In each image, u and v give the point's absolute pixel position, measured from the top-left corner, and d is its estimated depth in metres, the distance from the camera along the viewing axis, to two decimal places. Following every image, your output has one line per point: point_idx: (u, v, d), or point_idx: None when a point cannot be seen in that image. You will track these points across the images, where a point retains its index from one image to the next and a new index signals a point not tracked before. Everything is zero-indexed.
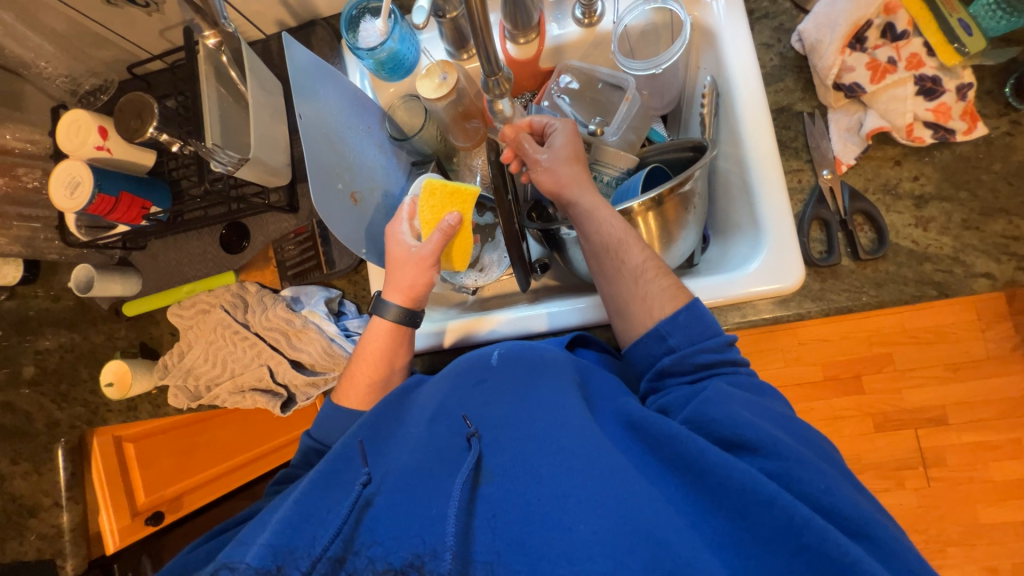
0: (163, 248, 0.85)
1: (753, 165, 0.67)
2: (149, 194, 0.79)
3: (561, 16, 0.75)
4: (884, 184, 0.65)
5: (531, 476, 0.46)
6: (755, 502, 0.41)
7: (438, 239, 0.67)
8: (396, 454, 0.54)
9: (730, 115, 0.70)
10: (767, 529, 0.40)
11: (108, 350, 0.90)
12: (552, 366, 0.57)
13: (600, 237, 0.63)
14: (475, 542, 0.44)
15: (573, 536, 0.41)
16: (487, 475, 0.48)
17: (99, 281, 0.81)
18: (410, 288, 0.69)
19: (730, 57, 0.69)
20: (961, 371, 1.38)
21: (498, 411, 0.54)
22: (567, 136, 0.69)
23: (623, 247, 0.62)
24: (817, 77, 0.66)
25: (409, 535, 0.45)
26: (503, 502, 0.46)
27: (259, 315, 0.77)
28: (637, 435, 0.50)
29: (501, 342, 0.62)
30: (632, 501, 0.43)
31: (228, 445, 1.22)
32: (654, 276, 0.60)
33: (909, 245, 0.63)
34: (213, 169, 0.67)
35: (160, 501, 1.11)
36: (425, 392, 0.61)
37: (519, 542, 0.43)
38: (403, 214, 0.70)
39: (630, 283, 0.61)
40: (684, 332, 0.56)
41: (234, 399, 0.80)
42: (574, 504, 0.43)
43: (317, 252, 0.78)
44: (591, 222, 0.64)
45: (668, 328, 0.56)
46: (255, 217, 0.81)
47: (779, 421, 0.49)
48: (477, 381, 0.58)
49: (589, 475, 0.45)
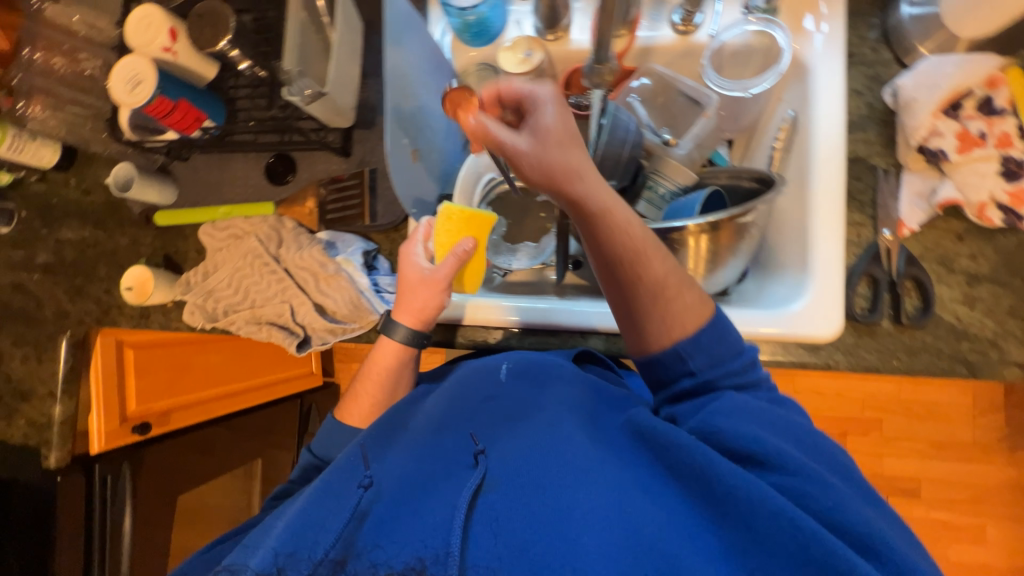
0: (207, 163, 0.84)
1: (817, 209, 0.67)
2: (206, 106, 0.77)
3: (657, 18, 0.74)
4: (941, 255, 0.65)
5: (536, 486, 0.46)
6: (763, 515, 0.42)
7: (452, 263, 0.66)
8: (399, 459, 0.56)
9: (804, 155, 0.69)
10: (772, 545, 0.41)
11: (130, 254, 0.89)
12: (558, 384, 0.60)
13: (614, 248, 0.52)
14: (475, 546, 0.43)
15: (579, 547, 0.41)
16: (490, 484, 0.48)
17: (138, 184, 0.80)
18: (421, 312, 0.69)
19: (820, 98, 0.68)
20: (945, 452, 1.40)
21: (503, 426, 0.55)
22: (557, 109, 0.52)
23: (640, 260, 0.52)
24: (902, 135, 0.65)
25: (410, 539, 0.45)
26: (507, 505, 0.45)
27: (293, 253, 0.76)
28: (642, 443, 0.51)
29: (510, 357, 0.67)
30: (632, 508, 0.44)
31: (220, 372, 1.25)
32: (676, 292, 0.53)
33: (950, 319, 0.64)
34: (284, 97, 0.65)
35: (149, 412, 1.09)
36: (431, 402, 0.65)
37: (522, 550, 0.42)
38: (417, 236, 0.69)
39: (651, 300, 0.53)
40: (706, 354, 0.53)
41: (249, 329, 0.80)
42: (576, 514, 0.43)
43: (364, 202, 0.78)
44: (606, 230, 0.51)
45: (690, 350, 0.53)
46: (304, 153, 0.81)
47: (791, 438, 0.50)
48: (484, 396, 0.62)
49: (592, 488, 0.45)
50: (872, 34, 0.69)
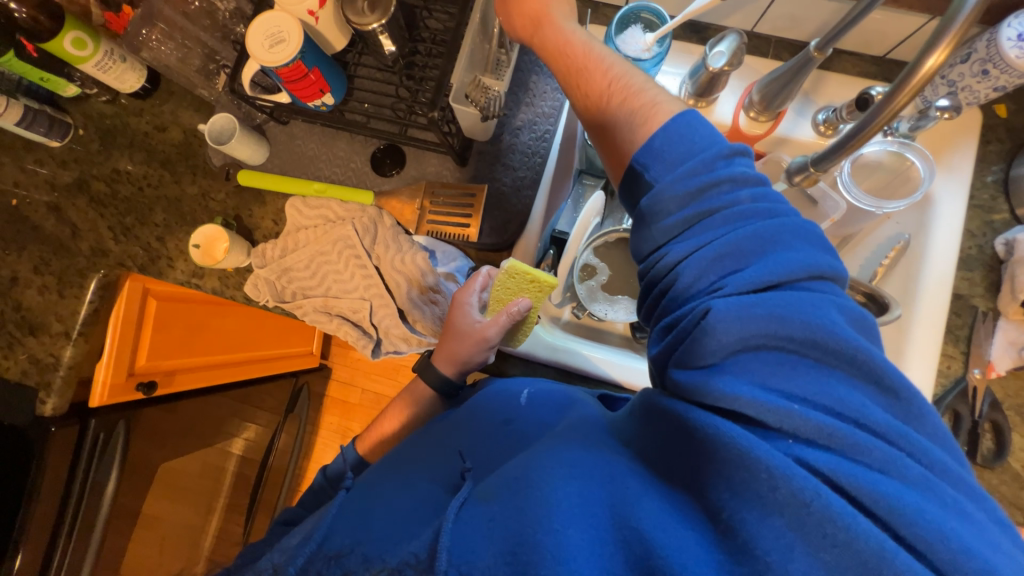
0: (306, 134, 0.80)
1: (918, 335, 0.69)
2: (331, 78, 0.73)
3: (801, 113, 0.75)
4: (1019, 403, 0.68)
5: (519, 481, 0.41)
6: (781, 492, 0.33)
7: (502, 321, 0.62)
8: (406, 482, 0.54)
9: (910, 279, 0.72)
10: (801, 522, 0.32)
11: (196, 206, 0.82)
12: (574, 405, 0.57)
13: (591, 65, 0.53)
14: (456, 541, 0.39)
15: (568, 534, 0.36)
16: (478, 493, 0.44)
17: (237, 141, 0.74)
18: (462, 362, 0.67)
19: (940, 229, 0.71)
20: None
21: (496, 450, 0.54)
22: None
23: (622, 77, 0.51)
24: (1009, 284, 0.68)
25: (400, 545, 0.42)
26: (494, 502, 0.41)
27: (393, 254, 0.73)
28: (644, 426, 0.43)
29: (531, 384, 0.65)
30: (624, 498, 0.38)
31: (234, 338, 1.16)
32: (627, 96, 0.49)
33: (1018, 467, 0.67)
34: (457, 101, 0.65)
35: (157, 370, 0.98)
36: (448, 425, 0.63)
37: (509, 552, 0.37)
38: (474, 285, 0.67)
39: (631, 114, 0.48)
40: (669, 156, 0.44)
41: (318, 317, 0.75)
42: (558, 503, 0.38)
43: (474, 216, 0.74)
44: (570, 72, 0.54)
45: (649, 160, 0.45)
46: (417, 151, 0.78)
47: (834, 368, 0.36)
48: (502, 419, 0.59)
49: (580, 479, 0.40)
50: (991, 178, 0.73)
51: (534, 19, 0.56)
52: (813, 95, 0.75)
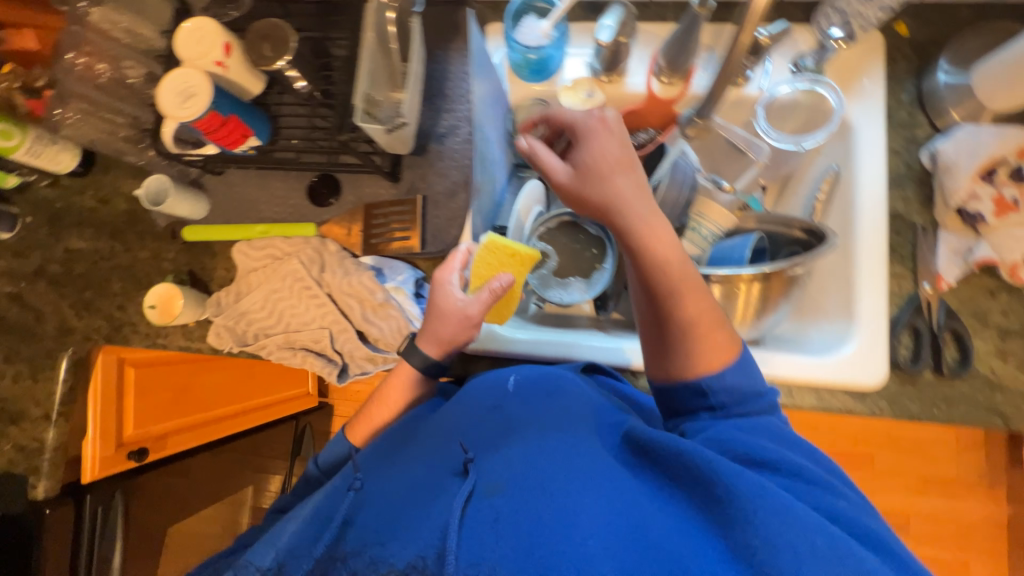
0: (242, 180, 0.82)
1: (862, 261, 0.70)
2: (252, 122, 0.74)
3: (710, 69, 0.76)
4: (975, 309, 0.69)
5: (541, 489, 0.47)
6: (772, 513, 0.42)
7: (485, 297, 0.65)
8: (397, 472, 0.57)
9: (846, 208, 0.73)
10: (782, 540, 0.41)
11: (150, 269, 0.84)
12: (566, 394, 0.61)
13: (664, 279, 0.57)
14: (473, 542, 0.43)
15: (587, 544, 0.42)
16: (493, 489, 0.48)
17: (172, 199, 0.76)
18: (447, 342, 0.68)
19: (863, 155, 0.72)
20: (928, 487, 1.61)
21: (493, 437, 0.56)
22: (605, 134, 0.59)
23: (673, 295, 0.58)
24: (940, 195, 0.69)
25: (415, 537, 0.47)
26: (507, 509, 0.46)
27: (340, 278, 0.73)
28: (642, 455, 0.53)
29: (518, 370, 0.68)
30: (638, 516, 0.45)
31: (225, 391, 1.17)
32: (706, 331, 0.58)
33: (986, 371, 0.67)
34: (358, 123, 0.64)
35: (146, 437, 1.01)
36: (434, 418, 0.64)
37: (526, 551, 0.42)
38: (455, 263, 0.69)
39: (698, 334, 0.58)
40: (733, 390, 0.57)
41: (282, 354, 0.77)
42: (580, 519, 0.44)
43: (414, 228, 0.76)
44: (635, 244, 0.58)
45: (713, 385, 0.57)
46: (350, 175, 0.80)
47: (784, 441, 0.54)
48: (492, 404, 0.62)
49: (596, 496, 0.46)
50: (906, 97, 0.74)
51: (601, 208, 0.59)
52: (717, 50, 0.76)
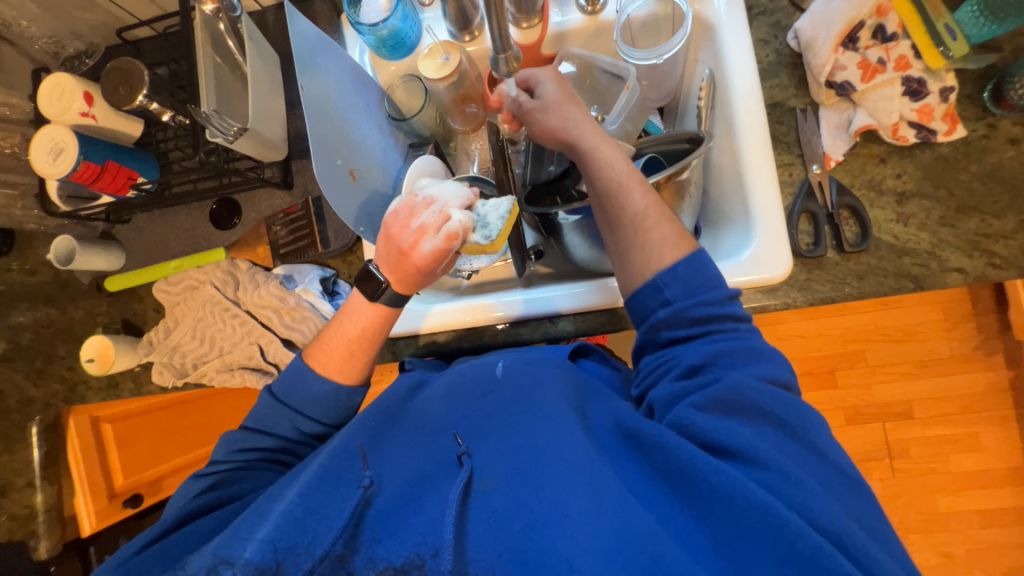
0: (149, 223, 0.84)
1: (747, 158, 0.69)
2: (136, 164, 0.76)
3: (565, 3, 0.76)
4: (869, 181, 0.68)
5: (534, 487, 0.48)
6: (749, 509, 0.44)
7: (444, 267, 0.59)
8: (396, 457, 0.55)
9: (727, 109, 0.72)
10: (753, 532, 0.43)
11: (88, 326, 0.86)
12: (553, 377, 0.60)
13: (603, 180, 0.61)
14: (470, 541, 0.47)
15: (570, 539, 0.44)
16: (483, 485, 0.50)
17: (82, 254, 0.78)
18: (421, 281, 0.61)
19: (730, 51, 0.71)
20: (927, 368, 1.60)
21: (489, 427, 0.55)
22: (556, 82, 0.67)
23: (624, 190, 0.59)
24: (811, 74, 0.68)
25: (412, 533, 0.48)
26: (505, 507, 0.48)
27: (251, 292, 0.75)
28: (635, 447, 0.52)
29: (506, 355, 0.65)
30: (630, 515, 0.46)
31: (209, 428, 1.21)
32: (655, 223, 0.58)
33: (889, 239, 0.67)
34: (210, 138, 0.64)
35: (140, 483, 1.06)
36: (425, 398, 0.62)
37: (520, 551, 0.45)
38: (450, 237, 0.53)
39: (630, 231, 0.59)
40: (682, 283, 0.55)
41: (222, 377, 0.79)
42: (572, 513, 0.46)
43: (312, 230, 0.78)
44: (593, 164, 0.61)
45: (667, 279, 0.56)
46: (246, 193, 0.81)
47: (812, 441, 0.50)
48: (480, 392, 0.60)
49: (589, 492, 0.47)
50: None
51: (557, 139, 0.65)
52: None
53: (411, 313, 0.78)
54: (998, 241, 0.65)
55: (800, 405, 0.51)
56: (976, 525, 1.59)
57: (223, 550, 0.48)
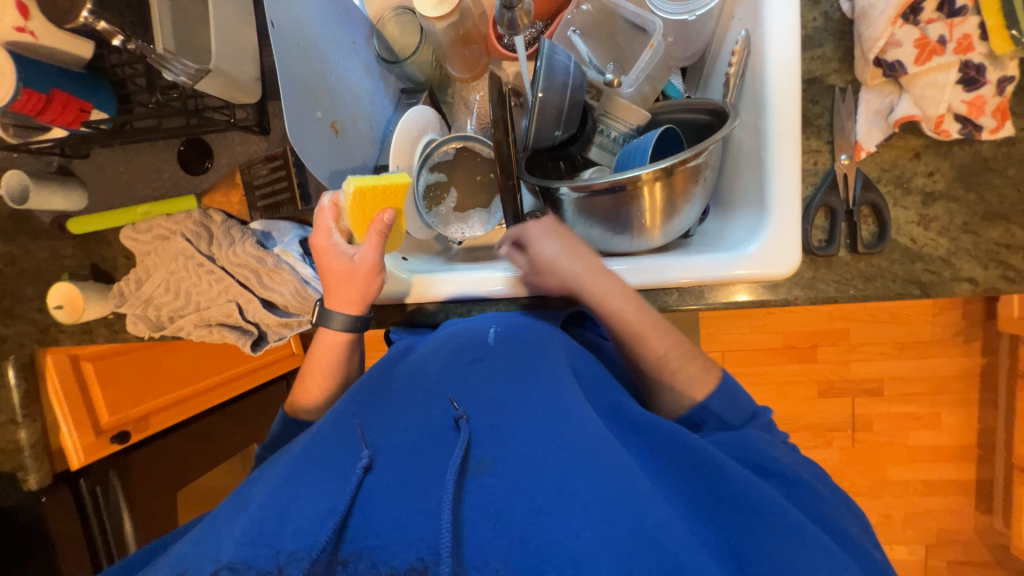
0: (111, 161, 0.76)
1: (772, 142, 0.63)
2: (89, 94, 0.67)
3: None
4: (898, 175, 0.63)
5: (533, 469, 0.43)
6: (768, 511, 0.42)
7: (375, 239, 0.62)
8: (389, 428, 0.50)
9: (757, 80, 0.64)
10: (783, 539, 0.41)
11: (54, 268, 0.81)
12: (545, 353, 0.59)
13: (621, 332, 0.62)
14: (470, 538, 0.39)
15: (582, 538, 0.38)
16: (483, 464, 0.44)
17: (36, 192, 0.71)
18: (362, 298, 0.67)
19: (773, 8, 0.61)
20: (905, 350, 1.64)
21: (487, 396, 0.52)
22: (551, 236, 0.67)
23: (642, 338, 0.61)
24: (859, 48, 0.60)
25: (409, 531, 0.40)
26: (505, 492, 0.41)
27: (226, 249, 0.70)
28: (637, 433, 0.50)
29: (498, 320, 0.66)
30: (644, 506, 0.40)
31: (193, 368, 1.23)
32: (679, 364, 0.61)
33: (905, 242, 0.63)
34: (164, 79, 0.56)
35: (126, 420, 1.07)
36: (413, 366, 0.62)
37: (523, 541, 0.38)
38: (326, 215, 0.63)
39: (656, 375, 0.62)
40: (719, 417, 0.58)
41: (200, 332, 0.76)
42: (579, 504, 0.40)
43: (290, 176, 0.71)
44: (606, 316, 0.63)
45: (703, 416, 0.58)
46: (218, 135, 0.73)
47: (791, 460, 0.54)
48: (473, 360, 0.59)
49: (595, 475, 0.42)
50: None
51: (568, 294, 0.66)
52: None
53: (398, 280, 0.73)
54: (1017, 253, 0.62)
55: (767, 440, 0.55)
56: (918, 493, 1.71)
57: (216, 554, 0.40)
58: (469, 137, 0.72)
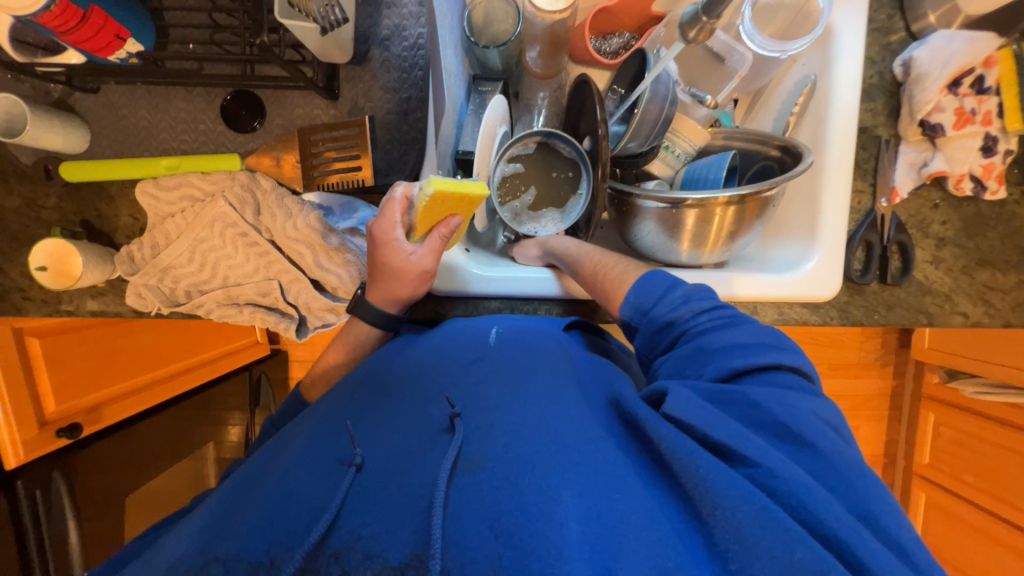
0: (129, 101, 0.65)
1: (828, 178, 0.70)
2: (127, 17, 0.54)
3: None
4: (920, 221, 0.73)
5: (523, 463, 0.40)
6: (745, 504, 0.35)
7: (436, 244, 0.56)
8: (388, 430, 0.47)
9: (818, 122, 0.72)
10: (758, 534, 0.34)
11: (24, 220, 0.66)
12: (545, 354, 0.56)
13: (573, 270, 0.65)
14: (452, 535, 0.36)
15: (564, 532, 0.35)
16: (474, 461, 0.41)
17: (32, 126, 0.58)
18: (407, 299, 0.61)
19: (842, 60, 0.69)
20: (835, 371, 1.83)
21: (488, 395, 0.49)
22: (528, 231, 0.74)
23: (577, 260, 0.64)
24: (907, 107, 0.69)
25: (401, 524, 0.38)
26: (493, 488, 0.39)
27: (282, 222, 0.64)
28: (633, 428, 0.46)
29: (500, 320, 0.62)
30: (625, 501, 0.38)
31: (155, 352, 1.05)
32: (606, 265, 0.61)
33: (920, 278, 0.74)
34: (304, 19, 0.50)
35: (77, 410, 0.90)
36: (412, 360, 0.57)
37: (508, 534, 0.36)
38: (395, 207, 0.55)
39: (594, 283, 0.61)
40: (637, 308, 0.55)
41: (224, 312, 0.66)
42: (565, 497, 0.38)
43: (363, 155, 0.64)
44: (559, 259, 0.66)
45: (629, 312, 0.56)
46: (272, 91, 0.65)
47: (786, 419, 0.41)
48: (473, 359, 0.55)
49: (581, 471, 0.40)
50: None
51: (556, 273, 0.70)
52: None
53: (452, 271, 0.69)
54: (998, 295, 0.75)
55: (776, 381, 0.44)
56: None
57: (207, 547, 0.38)
58: (554, 134, 0.69)
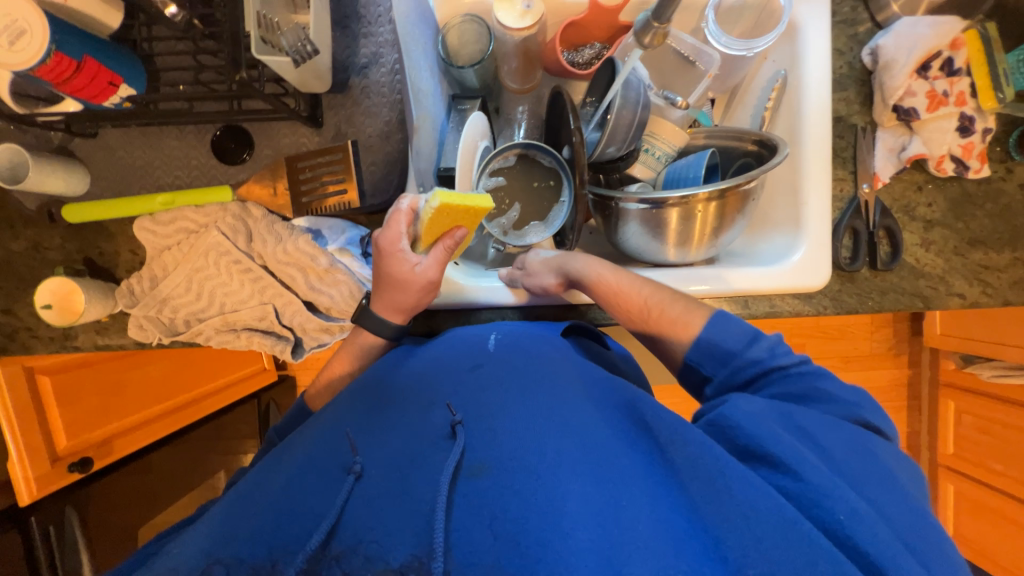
0: (125, 143, 0.68)
1: (807, 168, 0.71)
2: (119, 66, 0.57)
3: None
4: (905, 205, 0.73)
5: (526, 471, 0.41)
6: (777, 520, 0.36)
7: (441, 256, 0.57)
8: (387, 436, 0.47)
9: (792, 114, 0.73)
10: (784, 544, 0.35)
11: (30, 262, 0.70)
12: (549, 365, 0.53)
13: (611, 301, 0.61)
14: (460, 544, 0.38)
15: (571, 539, 0.36)
16: (478, 468, 0.42)
17: (34, 173, 0.62)
18: (410, 308, 0.62)
19: (809, 53, 0.70)
20: (850, 364, 1.79)
21: (488, 399, 0.48)
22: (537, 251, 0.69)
23: (622, 294, 0.60)
24: (880, 94, 0.70)
25: (402, 531, 0.39)
26: (499, 498, 0.39)
27: (272, 247, 0.66)
28: (644, 432, 0.45)
29: (499, 326, 0.61)
30: (634, 508, 0.38)
31: (163, 383, 1.07)
32: (660, 308, 0.58)
33: (912, 261, 0.73)
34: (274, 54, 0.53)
35: (88, 444, 0.91)
36: (410, 366, 0.56)
37: (515, 542, 0.37)
38: (401, 219, 0.56)
39: (643, 323, 0.59)
40: (705, 350, 0.53)
41: (222, 338, 0.68)
42: (570, 505, 0.38)
43: (348, 178, 0.66)
44: (592, 289, 0.62)
45: (697, 357, 0.54)
46: (260, 124, 0.68)
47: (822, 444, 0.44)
48: (472, 365, 0.54)
49: (587, 478, 0.40)
50: None
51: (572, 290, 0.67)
52: None
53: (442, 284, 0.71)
54: (994, 274, 0.74)
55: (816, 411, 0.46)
56: None
57: (210, 548, 0.40)
58: (535, 144, 0.71)
